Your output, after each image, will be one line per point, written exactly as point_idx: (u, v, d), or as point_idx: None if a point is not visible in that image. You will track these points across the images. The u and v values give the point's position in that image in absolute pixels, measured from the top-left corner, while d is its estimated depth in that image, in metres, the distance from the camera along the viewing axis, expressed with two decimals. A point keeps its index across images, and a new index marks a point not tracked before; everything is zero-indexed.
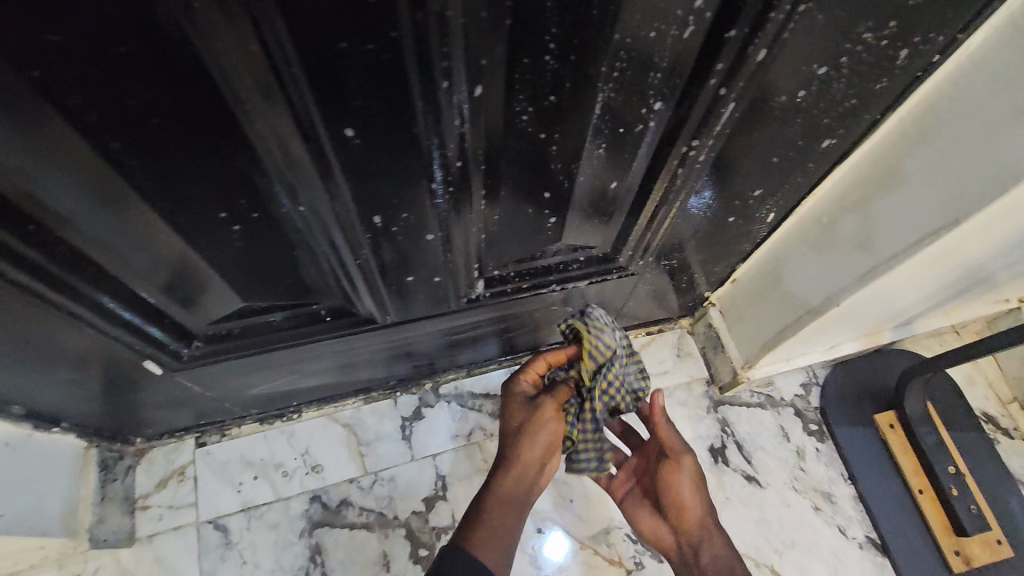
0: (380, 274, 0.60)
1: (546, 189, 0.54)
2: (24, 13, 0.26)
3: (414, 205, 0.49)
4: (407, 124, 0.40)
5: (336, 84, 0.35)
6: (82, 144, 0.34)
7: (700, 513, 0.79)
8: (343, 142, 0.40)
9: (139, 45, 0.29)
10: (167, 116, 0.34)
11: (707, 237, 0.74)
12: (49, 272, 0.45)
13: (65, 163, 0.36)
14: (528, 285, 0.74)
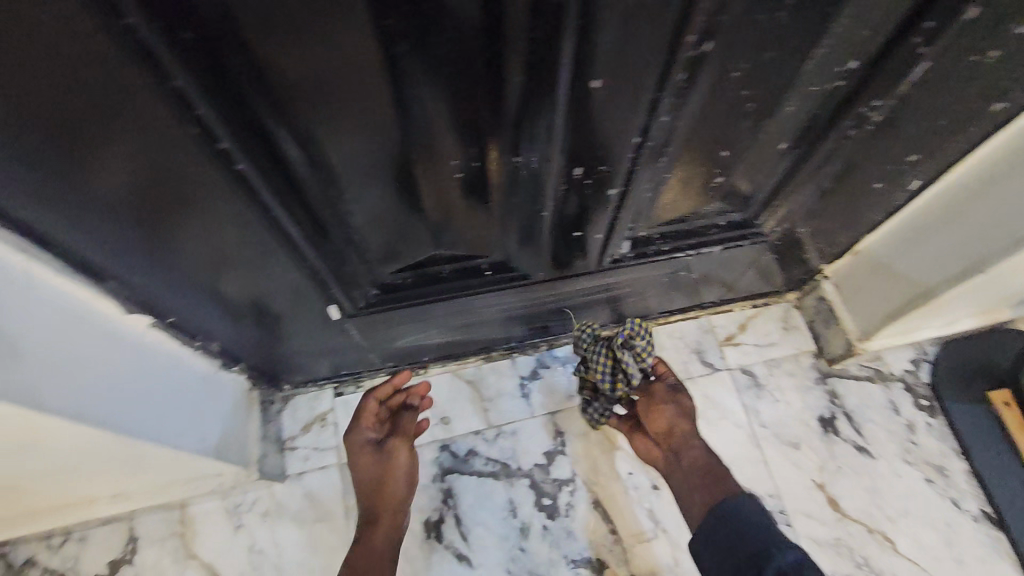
0: (552, 230, 0.64)
1: (725, 149, 0.57)
2: None
3: (610, 159, 0.54)
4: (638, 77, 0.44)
5: (599, 32, 0.40)
6: (382, 76, 0.42)
7: (679, 422, 0.83)
8: (582, 90, 0.45)
9: None
10: (456, 52, 0.41)
11: (846, 204, 0.76)
12: (300, 205, 0.52)
13: (361, 97, 0.43)
14: (667, 248, 0.77)
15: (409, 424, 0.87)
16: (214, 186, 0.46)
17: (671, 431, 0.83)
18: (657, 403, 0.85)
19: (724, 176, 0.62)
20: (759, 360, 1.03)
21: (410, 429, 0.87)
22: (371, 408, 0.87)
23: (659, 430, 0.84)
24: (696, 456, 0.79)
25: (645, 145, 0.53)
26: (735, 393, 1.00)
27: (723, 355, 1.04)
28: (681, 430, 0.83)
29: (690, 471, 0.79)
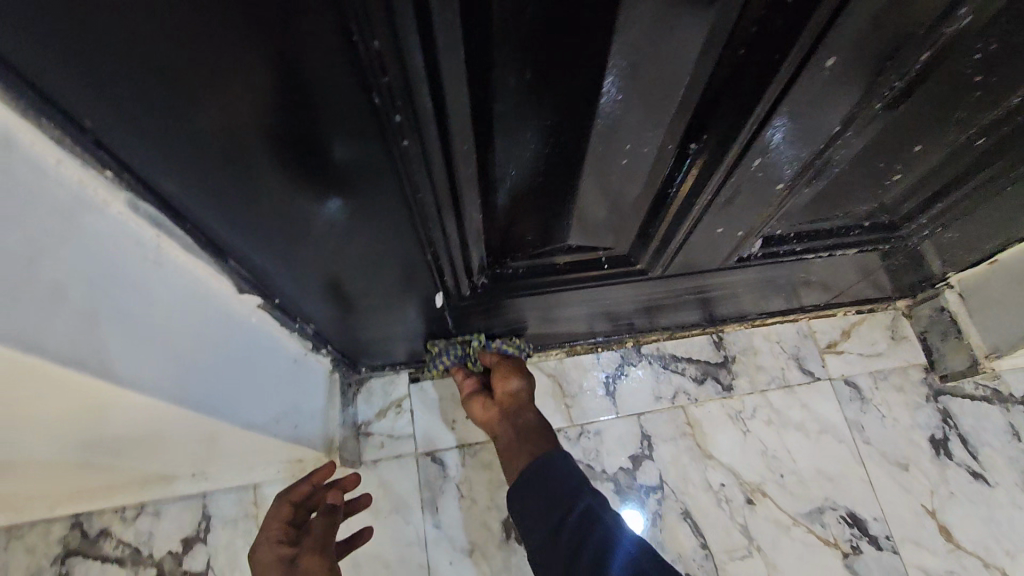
0: (696, 225, 0.57)
1: (920, 142, 0.50)
2: None
3: (799, 148, 0.46)
4: (884, 52, 0.37)
5: (864, 9, 0.32)
6: (587, 59, 0.35)
7: (520, 396, 0.84)
8: (815, 72, 0.37)
9: None
10: (678, 33, 0.34)
11: (1011, 209, 0.67)
12: (452, 193, 0.45)
13: (551, 78, 0.37)
14: (801, 249, 0.70)
15: (320, 529, 0.68)
16: (370, 168, 0.41)
17: (525, 406, 0.83)
18: (505, 376, 0.84)
19: (902, 172, 0.55)
20: (864, 371, 0.96)
21: (330, 536, 0.68)
22: (283, 514, 0.70)
23: (508, 399, 0.83)
24: (527, 425, 0.81)
25: (846, 133, 0.45)
26: (837, 405, 0.93)
27: (824, 364, 0.96)
28: (526, 404, 0.83)
29: (532, 442, 0.79)
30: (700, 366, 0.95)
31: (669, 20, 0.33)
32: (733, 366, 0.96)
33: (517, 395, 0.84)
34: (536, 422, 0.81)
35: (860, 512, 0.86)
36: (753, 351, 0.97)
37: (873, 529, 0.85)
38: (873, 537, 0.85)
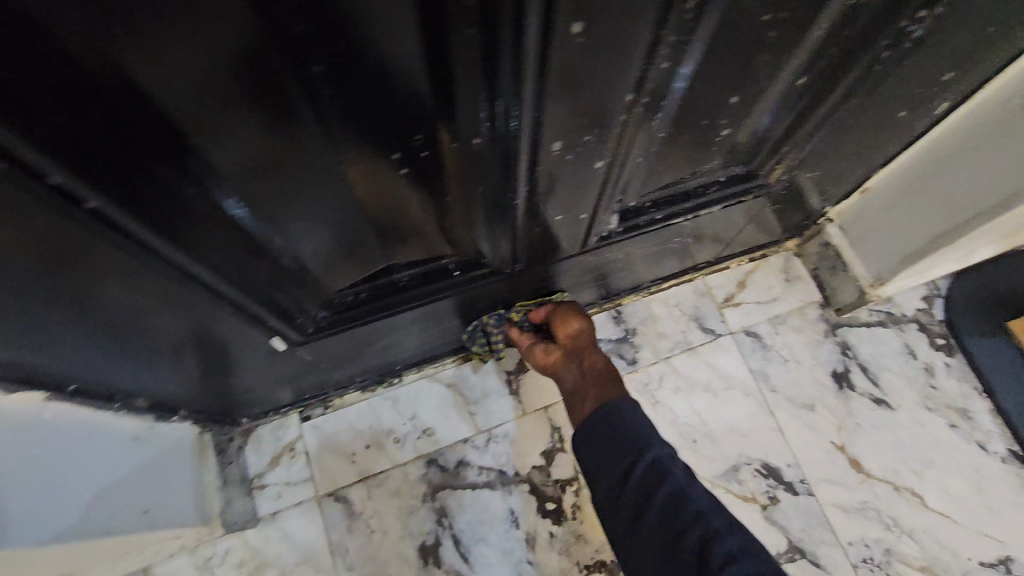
0: (531, 213, 0.52)
1: (733, 95, 0.46)
2: None
3: (599, 126, 0.42)
4: (637, 5, 0.32)
5: None
6: (283, 67, 0.31)
7: (585, 342, 0.76)
8: (564, 44, 0.33)
9: None
10: (376, 23, 0.30)
11: (861, 140, 0.65)
12: (208, 236, 0.40)
13: (254, 96, 0.32)
14: (660, 218, 0.67)
15: None
16: (85, 243, 0.34)
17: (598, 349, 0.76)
18: (563, 318, 0.76)
19: (728, 129, 0.52)
20: (762, 319, 0.95)
21: None
22: None
23: (577, 342, 0.76)
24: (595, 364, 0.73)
25: (642, 98, 0.41)
26: (740, 358, 0.92)
27: (724, 319, 0.95)
28: (578, 348, 0.76)
29: (595, 380, 0.71)
30: (602, 345, 0.93)
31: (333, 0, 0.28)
32: (636, 338, 0.93)
33: (570, 334, 0.76)
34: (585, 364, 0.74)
35: (772, 461, 0.86)
36: (653, 319, 0.94)
37: (787, 475, 0.85)
38: (789, 483, 0.85)
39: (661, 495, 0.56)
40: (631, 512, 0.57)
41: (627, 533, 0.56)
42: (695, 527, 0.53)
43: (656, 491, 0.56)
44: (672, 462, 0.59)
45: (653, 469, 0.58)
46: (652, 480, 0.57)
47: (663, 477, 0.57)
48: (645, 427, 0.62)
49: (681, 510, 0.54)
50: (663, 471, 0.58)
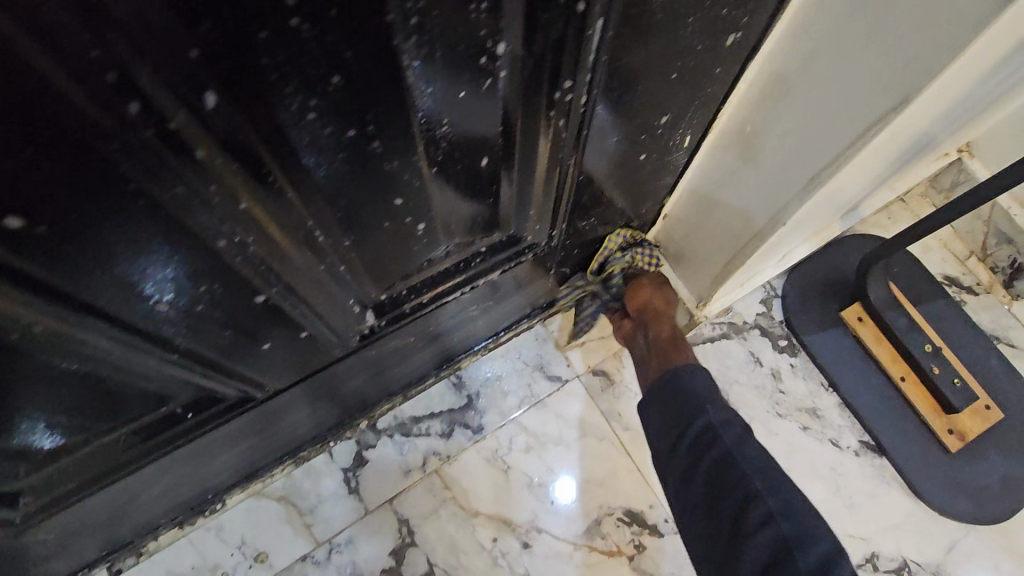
0: (223, 351, 0.45)
1: (397, 195, 0.41)
2: None
3: (216, 269, 0.36)
4: (87, 172, 0.26)
5: None
6: None
7: (653, 308, 0.80)
8: (17, 230, 0.26)
9: None
10: None
11: (623, 182, 0.61)
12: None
13: None
14: (429, 299, 0.61)
15: None
16: None
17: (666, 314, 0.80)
18: (642, 289, 0.80)
19: (427, 223, 0.47)
20: (609, 355, 0.90)
21: None
22: None
23: (648, 312, 0.79)
24: (662, 335, 0.77)
25: (244, 238, 0.35)
26: (589, 401, 0.88)
27: (569, 362, 0.90)
28: (658, 314, 0.79)
29: (666, 347, 0.76)
30: (445, 417, 0.86)
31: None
32: (479, 402, 0.87)
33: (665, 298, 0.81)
34: (665, 327, 0.78)
35: (634, 506, 0.82)
36: (496, 377, 0.88)
37: (651, 518, 0.81)
38: (653, 526, 0.81)
39: (705, 464, 0.59)
40: (680, 471, 0.61)
41: (678, 491, 0.61)
42: (723, 500, 0.57)
43: (705, 456, 0.59)
44: (725, 423, 0.61)
45: (716, 424, 0.61)
46: (701, 447, 0.60)
47: (709, 445, 0.60)
48: (704, 394, 0.63)
49: (723, 475, 0.58)
50: (713, 438, 0.60)
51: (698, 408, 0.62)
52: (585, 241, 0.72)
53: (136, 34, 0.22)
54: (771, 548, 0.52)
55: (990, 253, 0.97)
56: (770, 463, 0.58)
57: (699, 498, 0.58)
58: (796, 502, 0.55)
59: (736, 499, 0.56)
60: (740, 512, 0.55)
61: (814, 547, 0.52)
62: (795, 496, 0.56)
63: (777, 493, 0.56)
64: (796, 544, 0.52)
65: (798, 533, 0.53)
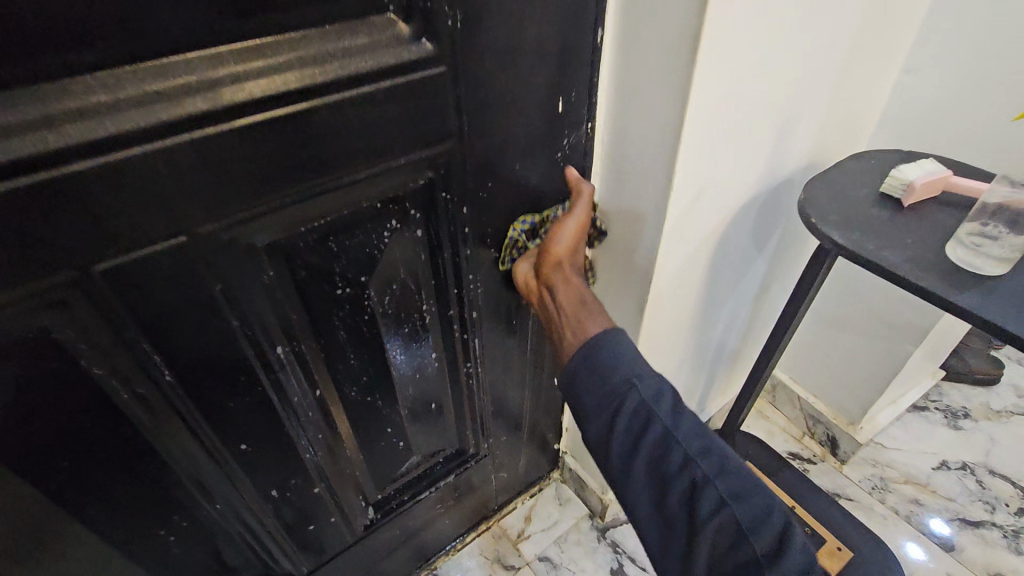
0: (286, 528, 0.78)
1: (388, 426, 0.80)
2: (77, 453, 0.52)
3: (301, 472, 0.73)
4: (271, 425, 0.65)
5: (230, 424, 0.61)
6: (72, 522, 0.56)
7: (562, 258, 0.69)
8: (238, 450, 0.64)
9: (119, 451, 0.55)
10: (126, 481, 0.57)
11: (525, 408, 1.03)
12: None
13: (57, 542, 0.56)
14: (407, 496, 0.95)
15: None
16: None
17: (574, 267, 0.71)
18: (550, 243, 0.69)
19: (404, 441, 0.85)
20: (550, 543, 1.18)
21: None
22: None
23: (558, 267, 0.68)
24: (574, 289, 0.67)
25: (316, 453, 0.73)
26: None
27: (520, 553, 1.17)
28: (571, 263, 0.69)
29: (575, 306, 0.66)
30: None
31: (108, 479, 0.56)
32: None
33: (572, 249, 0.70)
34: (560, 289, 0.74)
35: None
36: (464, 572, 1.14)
37: None
38: None
39: (647, 448, 0.58)
40: (620, 459, 0.59)
41: None
42: (668, 487, 0.57)
43: (644, 437, 0.58)
44: (658, 398, 0.59)
45: (648, 401, 0.58)
46: (637, 428, 0.58)
47: (648, 424, 0.58)
48: (629, 362, 0.60)
49: (664, 459, 0.58)
50: (648, 417, 0.58)
51: (627, 379, 0.59)
52: (511, 449, 1.09)
53: (304, 372, 0.63)
54: (722, 526, 0.54)
55: (815, 431, 1.35)
56: (709, 441, 0.58)
57: (645, 492, 0.58)
58: (736, 469, 0.56)
59: (685, 485, 0.56)
60: (690, 498, 0.56)
61: (763, 512, 0.54)
62: (736, 466, 0.57)
63: (724, 469, 0.56)
64: (751, 524, 0.54)
65: (750, 505, 0.54)
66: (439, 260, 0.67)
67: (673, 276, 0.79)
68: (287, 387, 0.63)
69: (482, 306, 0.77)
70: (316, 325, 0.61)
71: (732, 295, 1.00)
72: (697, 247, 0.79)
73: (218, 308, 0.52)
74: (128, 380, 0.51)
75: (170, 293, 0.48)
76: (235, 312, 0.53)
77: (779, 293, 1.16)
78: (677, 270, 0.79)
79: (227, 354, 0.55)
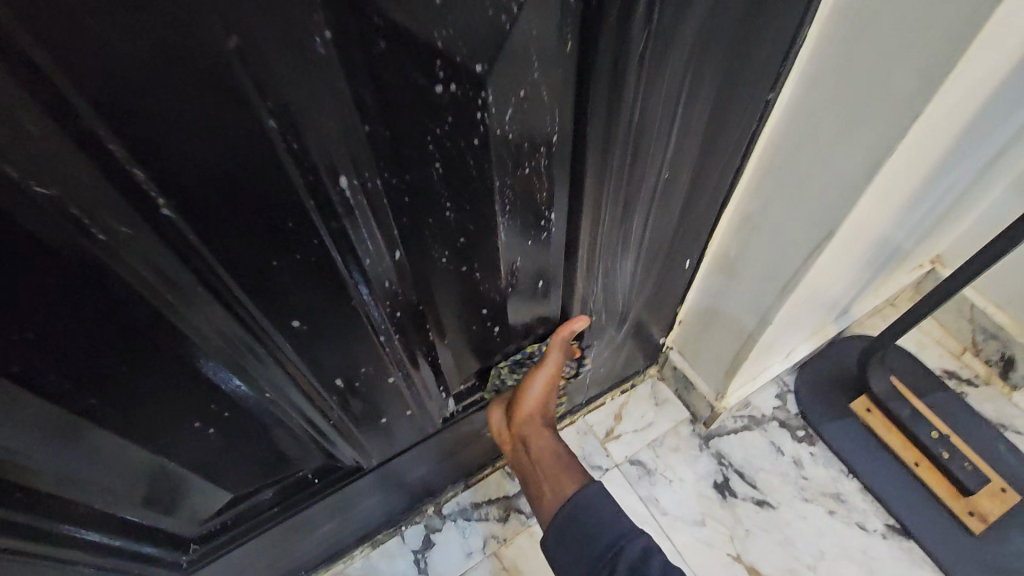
0: (355, 421, 0.63)
1: (483, 307, 0.60)
2: (43, 321, 0.33)
3: (371, 360, 0.55)
4: (333, 297, 0.45)
5: (273, 294, 0.41)
6: (66, 411, 0.39)
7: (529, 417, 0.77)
8: (289, 330, 0.45)
9: (109, 321, 0.36)
10: (135, 364, 0.39)
11: (646, 300, 0.80)
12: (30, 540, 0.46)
13: (53, 434, 0.40)
14: (492, 389, 0.78)
15: None
16: None
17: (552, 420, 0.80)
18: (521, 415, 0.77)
19: (499, 325, 0.66)
20: (643, 446, 1.03)
21: None
22: None
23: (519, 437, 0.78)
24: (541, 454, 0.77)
25: (392, 337, 0.54)
26: (629, 488, 0.99)
27: (608, 453, 1.02)
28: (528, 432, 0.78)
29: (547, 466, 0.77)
30: (501, 504, 0.98)
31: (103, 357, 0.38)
32: None
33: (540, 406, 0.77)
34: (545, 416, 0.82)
35: None
36: None
37: None
38: None
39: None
40: None
41: None
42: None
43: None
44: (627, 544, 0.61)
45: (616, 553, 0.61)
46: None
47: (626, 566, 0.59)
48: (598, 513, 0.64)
49: None
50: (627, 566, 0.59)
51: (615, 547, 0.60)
52: (617, 342, 0.89)
53: (378, 223, 0.42)
54: None
55: (982, 348, 1.08)
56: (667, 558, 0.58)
57: None
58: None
59: None
60: None
61: None
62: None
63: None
64: None
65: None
66: (595, 57, 0.41)
67: (940, 117, 0.50)
68: (356, 244, 0.42)
69: (634, 152, 0.51)
70: (398, 148, 0.38)
71: (962, 163, 0.70)
72: (1001, 60, 0.48)
73: (237, 87, 0.29)
74: (94, 205, 0.30)
75: (144, 43, 0.25)
76: (270, 100, 0.30)
77: (1004, 168, 0.84)
78: (948, 108, 0.49)
79: (258, 179, 0.33)
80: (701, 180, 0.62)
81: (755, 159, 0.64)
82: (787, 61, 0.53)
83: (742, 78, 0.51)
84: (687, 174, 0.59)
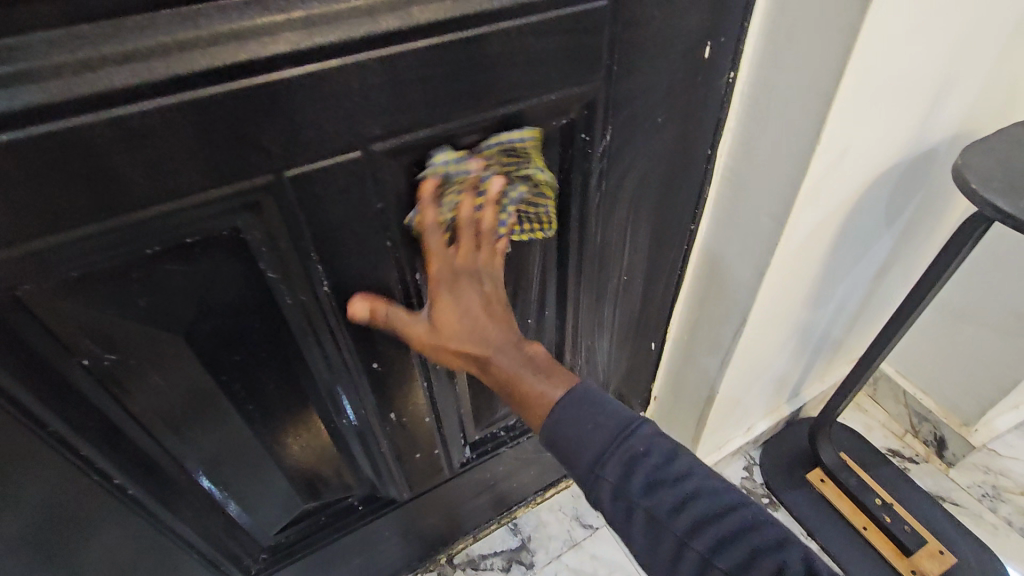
0: (397, 454, 0.83)
1: None
2: (245, 349, 0.58)
3: (416, 401, 0.77)
4: (400, 350, 0.69)
5: (366, 344, 0.65)
6: (233, 413, 0.62)
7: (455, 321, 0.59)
8: (370, 371, 0.68)
9: (276, 352, 0.60)
10: (278, 383, 0.63)
11: (623, 375, 1.03)
12: (177, 512, 0.66)
13: (220, 429, 0.63)
14: (500, 442, 0.98)
15: None
16: (103, 518, 0.61)
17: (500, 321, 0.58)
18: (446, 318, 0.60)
19: None
20: None
21: None
22: None
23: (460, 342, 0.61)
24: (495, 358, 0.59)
25: (432, 385, 0.77)
26: (617, 544, 1.14)
27: (598, 513, 1.18)
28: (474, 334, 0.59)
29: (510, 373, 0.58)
30: (504, 555, 1.13)
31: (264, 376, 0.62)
32: (531, 544, 1.15)
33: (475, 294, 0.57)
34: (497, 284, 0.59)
35: None
36: (543, 524, 1.17)
37: None
38: None
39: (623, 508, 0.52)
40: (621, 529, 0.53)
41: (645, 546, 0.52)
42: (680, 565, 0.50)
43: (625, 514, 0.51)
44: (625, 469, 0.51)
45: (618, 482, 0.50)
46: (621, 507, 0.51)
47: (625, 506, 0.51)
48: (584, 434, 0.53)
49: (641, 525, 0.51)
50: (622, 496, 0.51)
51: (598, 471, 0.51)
52: None
53: None
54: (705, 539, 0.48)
55: (920, 430, 1.27)
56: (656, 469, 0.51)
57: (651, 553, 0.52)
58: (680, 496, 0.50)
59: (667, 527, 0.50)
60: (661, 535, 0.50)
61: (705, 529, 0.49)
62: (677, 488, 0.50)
63: (701, 520, 0.49)
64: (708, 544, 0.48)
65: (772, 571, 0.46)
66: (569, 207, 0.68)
67: (798, 244, 0.76)
68: (419, 314, 0.66)
69: (600, 262, 0.77)
70: None
71: (848, 275, 0.95)
72: (830, 210, 0.75)
73: (376, 227, 0.55)
74: (292, 285, 0.55)
75: (340, 207, 0.52)
76: (389, 232, 0.57)
77: (897, 279, 1.09)
78: (802, 239, 0.76)
79: (374, 274, 0.59)
80: (653, 282, 0.87)
81: (691, 267, 0.90)
82: (700, 205, 0.80)
83: (670, 217, 0.78)
84: (641, 277, 0.85)
